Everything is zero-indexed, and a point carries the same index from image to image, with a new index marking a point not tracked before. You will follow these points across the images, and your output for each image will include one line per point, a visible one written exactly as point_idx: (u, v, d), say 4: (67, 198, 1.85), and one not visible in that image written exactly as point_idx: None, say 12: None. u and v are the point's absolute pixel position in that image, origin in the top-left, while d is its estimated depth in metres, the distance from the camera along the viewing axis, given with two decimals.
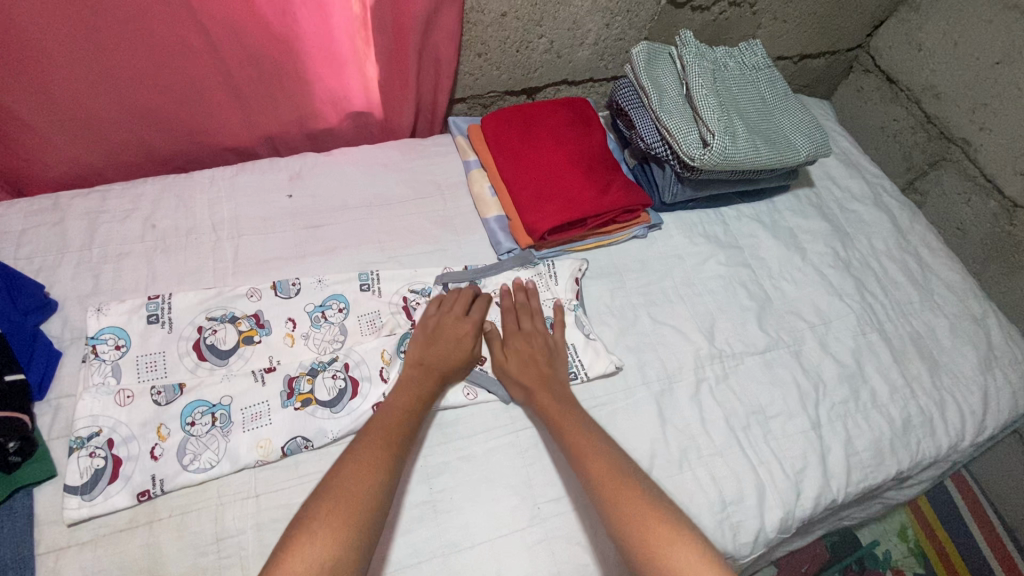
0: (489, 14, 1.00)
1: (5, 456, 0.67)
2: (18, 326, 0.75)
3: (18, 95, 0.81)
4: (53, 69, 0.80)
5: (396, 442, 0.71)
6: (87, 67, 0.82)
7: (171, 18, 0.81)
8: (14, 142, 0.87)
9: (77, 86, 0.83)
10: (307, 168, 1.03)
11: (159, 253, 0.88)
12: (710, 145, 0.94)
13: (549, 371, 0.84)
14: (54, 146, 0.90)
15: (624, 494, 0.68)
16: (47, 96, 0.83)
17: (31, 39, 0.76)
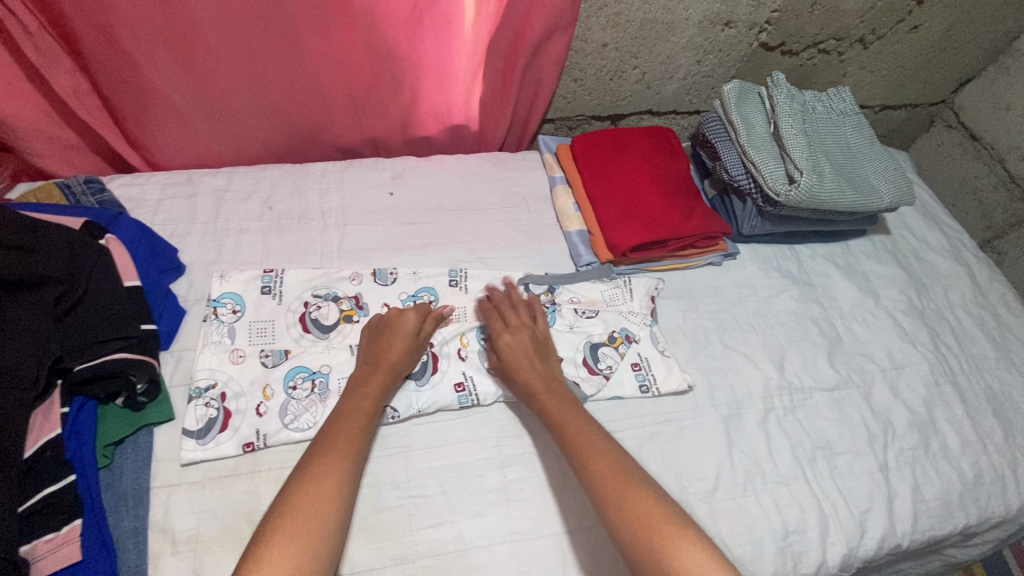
0: (592, 44, 1.08)
1: (134, 396, 0.75)
2: (155, 283, 0.85)
3: (178, 82, 0.91)
4: (210, 62, 0.90)
5: (359, 442, 0.73)
6: (237, 63, 0.91)
7: (317, 25, 0.90)
8: (162, 124, 0.97)
9: (223, 79, 0.93)
10: (407, 170, 1.11)
11: (275, 233, 0.97)
12: (797, 182, 0.97)
13: (544, 362, 0.86)
14: (193, 131, 0.99)
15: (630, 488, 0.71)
16: (197, 84, 0.92)
17: (199, 32, 0.86)
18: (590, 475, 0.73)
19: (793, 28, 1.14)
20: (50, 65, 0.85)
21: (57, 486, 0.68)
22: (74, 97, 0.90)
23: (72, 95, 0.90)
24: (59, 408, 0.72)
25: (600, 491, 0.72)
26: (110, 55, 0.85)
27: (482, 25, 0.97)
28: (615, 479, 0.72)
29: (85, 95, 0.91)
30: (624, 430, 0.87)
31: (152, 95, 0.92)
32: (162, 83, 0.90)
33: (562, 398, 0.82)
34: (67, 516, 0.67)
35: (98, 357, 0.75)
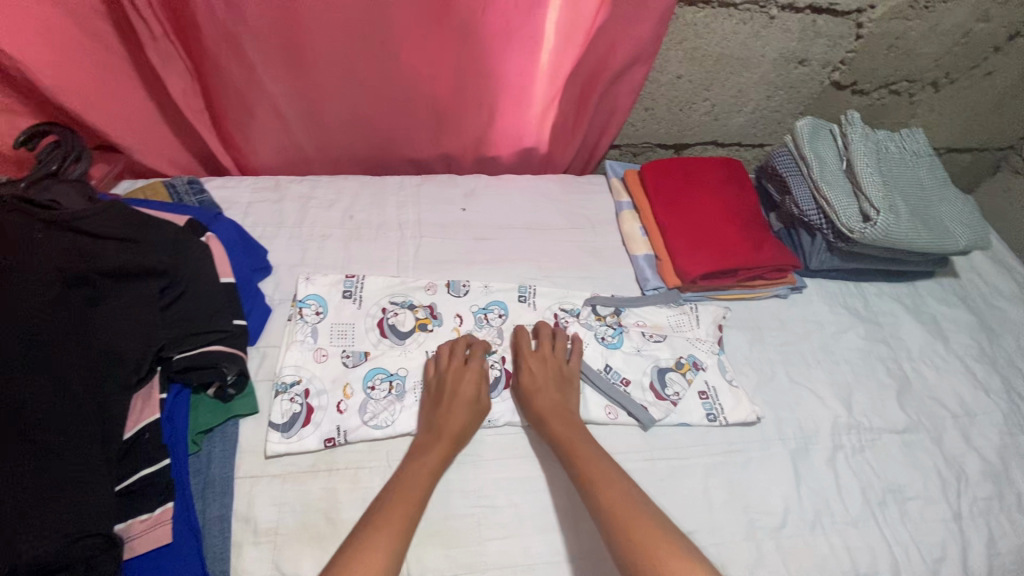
0: (667, 75, 1.11)
1: (225, 387, 0.79)
2: (247, 282, 0.90)
3: (281, 90, 0.97)
4: (315, 73, 0.96)
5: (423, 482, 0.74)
6: (337, 76, 0.97)
7: (416, 41, 0.95)
8: (260, 128, 1.02)
9: (322, 89, 0.99)
10: (479, 188, 1.15)
11: (355, 241, 1.01)
12: (873, 220, 0.98)
13: (562, 399, 0.85)
14: (285, 136, 1.05)
15: (640, 520, 0.69)
16: (298, 90, 0.98)
17: (311, 43, 0.92)
18: (597, 507, 0.72)
19: (867, 68, 1.15)
20: (166, 68, 0.90)
21: (152, 470, 0.71)
22: (182, 98, 0.95)
23: (182, 98, 0.95)
24: (157, 394, 0.77)
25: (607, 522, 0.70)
26: (226, 61, 0.90)
27: (565, 54, 1.02)
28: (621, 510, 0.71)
29: (193, 96, 0.97)
30: (691, 457, 0.87)
31: (255, 99, 0.97)
32: (270, 87, 0.96)
33: (574, 434, 0.80)
34: (160, 499, 0.70)
35: (194, 348, 0.79)
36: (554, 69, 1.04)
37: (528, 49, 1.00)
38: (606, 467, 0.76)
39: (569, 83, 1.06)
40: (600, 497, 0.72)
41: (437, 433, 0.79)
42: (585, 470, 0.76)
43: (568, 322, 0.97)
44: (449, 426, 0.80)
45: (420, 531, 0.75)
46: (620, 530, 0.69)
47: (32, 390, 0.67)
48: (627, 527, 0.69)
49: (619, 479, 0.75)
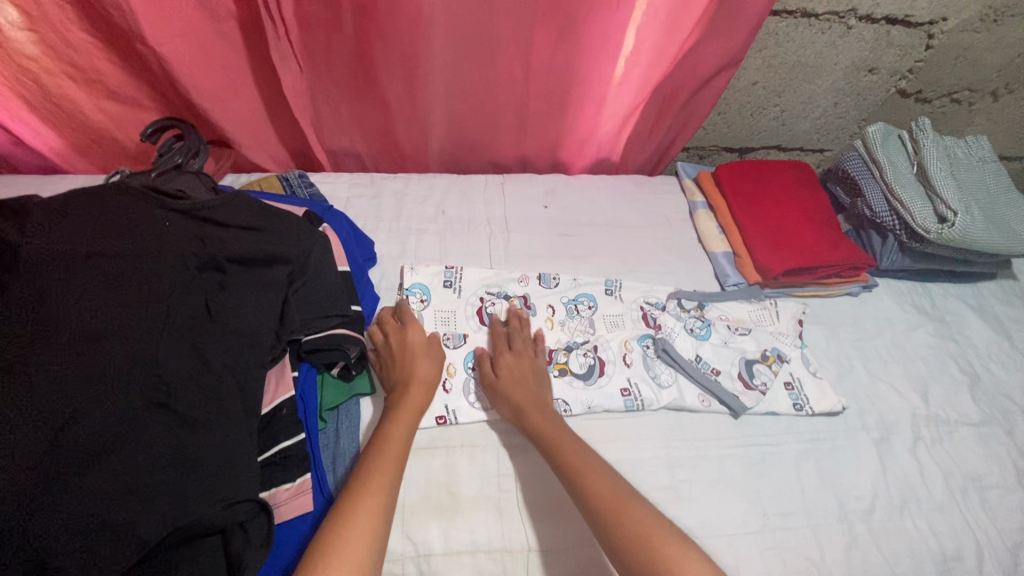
0: (743, 81, 1.16)
1: (348, 368, 0.84)
2: (359, 270, 0.95)
3: (394, 87, 1.03)
4: (424, 71, 1.01)
5: (395, 449, 0.72)
6: (443, 75, 1.03)
7: (518, 48, 1.00)
8: (367, 118, 1.09)
9: (427, 88, 1.04)
10: (559, 186, 1.20)
11: (450, 234, 1.07)
12: (950, 222, 1.02)
13: (539, 397, 0.85)
14: (386, 129, 1.11)
15: (626, 503, 0.69)
16: (407, 87, 1.03)
17: (424, 45, 0.97)
18: (586, 499, 0.71)
19: (932, 77, 1.20)
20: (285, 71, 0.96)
21: (291, 441, 0.76)
22: (293, 100, 1.00)
23: (293, 99, 0.99)
24: (290, 371, 0.81)
25: (599, 515, 0.69)
26: (343, 48, 0.96)
27: (657, 63, 1.06)
28: (609, 493, 0.70)
29: (301, 97, 1.01)
30: (781, 444, 0.91)
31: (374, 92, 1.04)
32: (386, 85, 1.02)
33: (552, 425, 0.80)
34: (300, 469, 0.75)
35: (318, 331, 0.84)
36: (643, 78, 1.08)
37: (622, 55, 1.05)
38: (591, 461, 0.75)
39: (655, 89, 1.10)
40: (585, 487, 0.72)
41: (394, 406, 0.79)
42: (568, 461, 0.75)
43: (655, 314, 1.01)
44: (401, 401, 0.80)
45: (537, 506, 0.79)
46: (608, 515, 0.68)
47: (183, 367, 0.70)
48: (618, 514, 0.68)
49: (597, 465, 0.75)
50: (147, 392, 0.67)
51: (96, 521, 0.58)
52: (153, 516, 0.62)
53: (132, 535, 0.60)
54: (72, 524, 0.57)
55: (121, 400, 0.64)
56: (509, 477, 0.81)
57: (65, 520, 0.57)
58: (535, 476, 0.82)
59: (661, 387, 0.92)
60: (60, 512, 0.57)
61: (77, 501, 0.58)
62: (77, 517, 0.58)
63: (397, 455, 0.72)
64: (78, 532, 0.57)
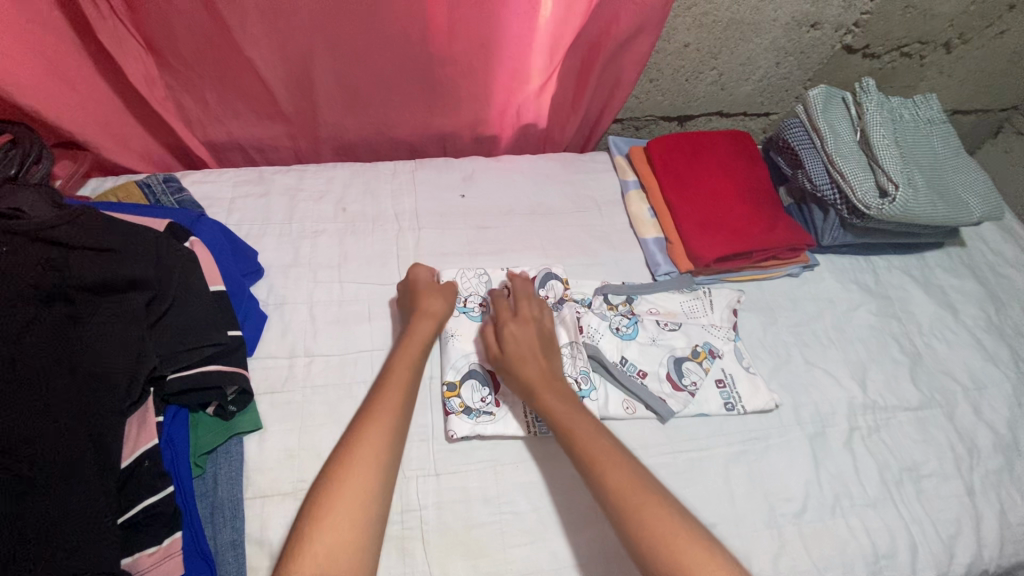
0: (673, 44, 1.04)
1: (225, 405, 0.74)
2: (239, 287, 0.84)
3: (268, 60, 0.90)
4: (299, 33, 0.88)
5: (371, 461, 0.65)
6: (323, 43, 0.90)
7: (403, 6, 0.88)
8: (245, 99, 0.96)
9: (309, 57, 0.92)
10: (477, 171, 1.08)
11: (350, 235, 0.95)
12: (891, 196, 0.95)
13: (550, 368, 0.80)
14: (271, 109, 0.99)
15: (652, 515, 0.63)
16: (281, 54, 0.90)
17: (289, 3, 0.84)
18: (610, 493, 0.66)
19: (881, 30, 1.09)
20: (122, 52, 0.84)
21: (156, 498, 0.67)
22: (145, 84, 0.89)
23: (144, 84, 0.88)
24: (153, 417, 0.71)
25: (621, 508, 0.65)
26: (186, 22, 0.84)
27: (566, 25, 0.96)
28: (642, 505, 0.64)
29: (155, 81, 0.90)
30: (710, 448, 0.85)
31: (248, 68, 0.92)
32: (264, 59, 0.90)
33: (568, 408, 0.75)
34: (168, 529, 0.66)
35: (187, 368, 0.74)
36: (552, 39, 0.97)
37: (526, 17, 0.93)
38: (613, 448, 0.70)
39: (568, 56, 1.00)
40: (609, 480, 0.67)
41: (383, 400, 0.71)
42: (589, 449, 0.70)
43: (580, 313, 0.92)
44: (386, 395, 0.71)
45: (444, 540, 0.73)
46: (647, 535, 0.62)
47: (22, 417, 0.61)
48: (640, 511, 0.64)
49: (631, 472, 0.68)
50: None
51: None
52: None
53: None
54: None
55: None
56: (413, 513, 0.74)
57: None
58: (442, 508, 0.75)
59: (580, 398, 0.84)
60: None
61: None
62: None
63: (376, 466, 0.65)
64: None
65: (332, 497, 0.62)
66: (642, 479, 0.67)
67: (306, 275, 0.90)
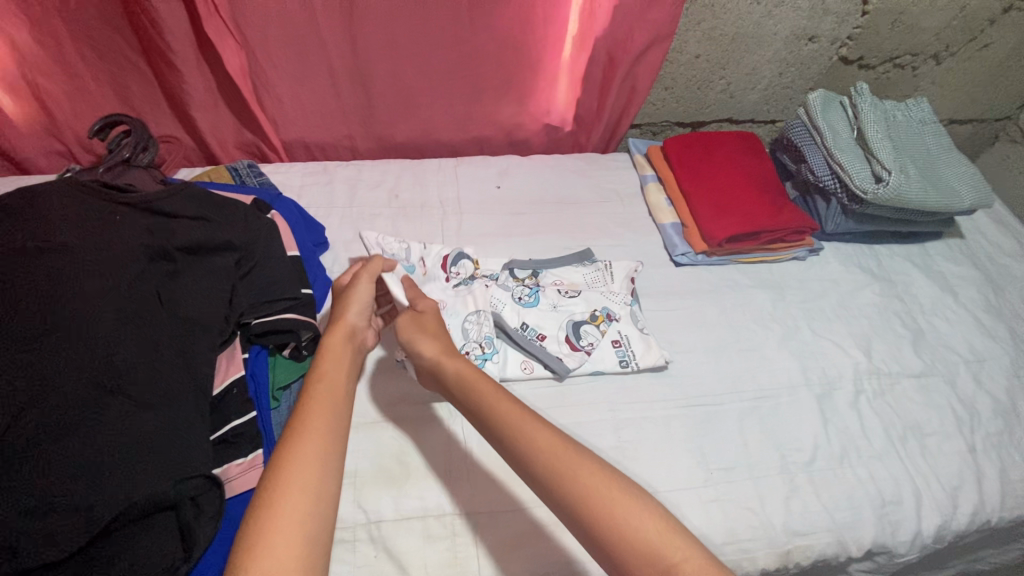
0: (685, 55, 1.18)
1: (299, 348, 0.86)
2: (309, 255, 0.97)
3: (341, 57, 1.08)
4: (367, 36, 1.06)
5: (307, 506, 0.55)
6: (386, 46, 1.07)
7: (455, 12, 1.05)
8: (317, 99, 1.13)
9: (373, 59, 1.09)
10: (511, 167, 1.22)
11: (401, 217, 1.09)
12: (885, 182, 1.05)
13: (443, 346, 0.76)
14: (336, 106, 1.15)
15: (578, 463, 0.60)
16: (351, 50, 1.07)
17: (362, 10, 1.02)
18: (530, 461, 0.62)
19: (873, 43, 1.22)
20: (223, 47, 1.01)
21: (243, 419, 0.78)
22: (240, 77, 1.06)
23: (239, 76, 1.05)
24: (240, 355, 0.83)
25: (550, 476, 0.60)
26: (278, 25, 1.02)
27: (593, 22, 1.09)
28: (575, 460, 0.61)
29: (248, 75, 1.07)
30: (725, 402, 0.94)
31: (320, 68, 1.09)
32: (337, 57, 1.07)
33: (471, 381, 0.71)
34: (253, 445, 0.77)
35: (268, 316, 0.86)
36: (581, 39, 1.12)
37: (557, 20, 1.09)
38: (522, 414, 0.65)
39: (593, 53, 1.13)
40: (529, 446, 0.62)
41: (302, 426, 0.62)
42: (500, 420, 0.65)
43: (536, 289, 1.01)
44: (305, 425, 0.62)
45: (489, 470, 0.82)
46: (581, 500, 0.58)
47: (139, 343, 0.74)
48: (571, 478, 0.59)
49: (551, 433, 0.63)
50: (105, 375, 0.69)
51: (73, 498, 0.62)
52: (115, 492, 0.64)
53: (94, 508, 0.62)
54: (47, 499, 0.61)
55: (21, 429, 0.63)
56: (459, 446, 0.84)
57: (39, 497, 0.61)
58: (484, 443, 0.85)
59: (484, 360, 0.89)
60: (33, 490, 0.61)
61: (39, 486, 0.61)
62: (53, 495, 0.61)
63: (314, 509, 0.55)
64: (51, 507, 0.61)
65: (263, 530, 0.52)
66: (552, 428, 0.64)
67: (364, 249, 1.03)
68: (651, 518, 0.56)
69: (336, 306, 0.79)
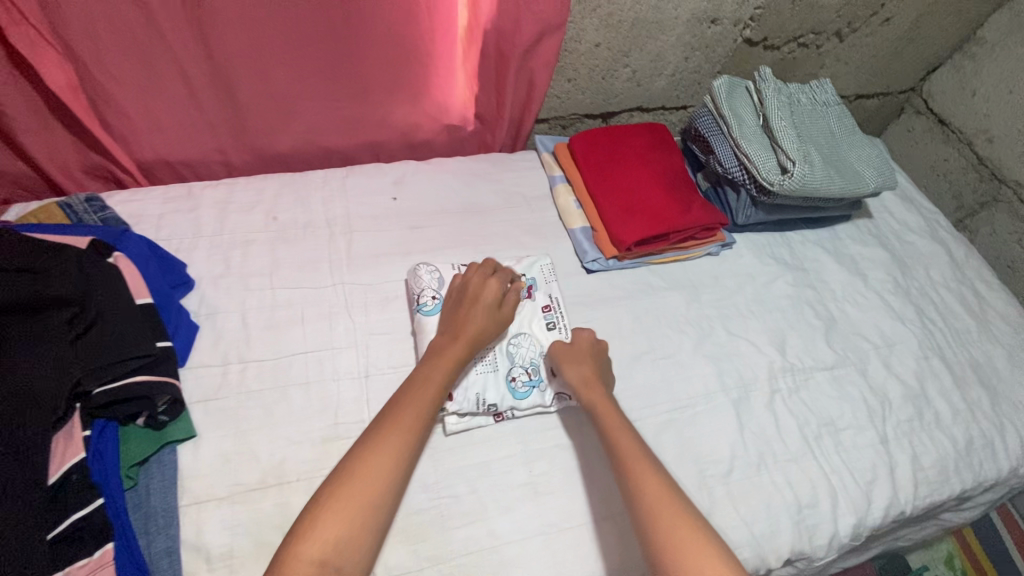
0: (585, 44, 1.10)
1: (156, 415, 0.74)
2: (168, 300, 0.85)
3: (193, 66, 0.94)
4: (223, 42, 0.91)
5: (389, 468, 0.67)
6: (247, 51, 0.94)
7: (323, 9, 0.92)
8: (170, 112, 0.98)
9: (233, 66, 0.95)
10: (408, 174, 1.12)
11: (281, 243, 0.97)
12: (790, 172, 1.02)
13: (596, 374, 0.84)
14: (197, 120, 1.01)
15: (648, 477, 0.71)
16: (207, 58, 0.93)
17: (211, 12, 0.87)
18: (637, 498, 0.70)
19: (775, 23, 1.18)
20: (42, 60, 0.84)
21: (85, 511, 0.66)
22: (69, 93, 0.90)
23: (67, 92, 0.89)
24: (81, 432, 0.70)
25: (651, 516, 0.68)
26: (112, 35, 0.86)
27: (479, 11, 1.00)
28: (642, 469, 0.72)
29: (79, 90, 0.91)
30: (641, 419, 0.90)
31: (170, 77, 0.94)
32: (188, 64, 0.93)
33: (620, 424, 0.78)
34: (99, 540, 0.66)
35: (115, 380, 0.73)
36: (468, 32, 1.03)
37: (440, 12, 0.98)
38: (647, 459, 0.73)
39: (483, 46, 1.04)
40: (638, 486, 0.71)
41: (398, 416, 0.71)
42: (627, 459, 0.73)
43: None
44: (402, 413, 0.72)
45: None
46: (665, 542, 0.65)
47: None
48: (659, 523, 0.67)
49: (664, 480, 0.71)
50: None
51: None
52: None
53: None
54: None
55: None
56: None
57: None
58: None
59: (533, 385, 0.86)
60: None
61: None
62: None
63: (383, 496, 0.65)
64: None
65: (336, 502, 0.63)
66: (642, 446, 0.76)
67: (236, 284, 0.92)
68: (692, 537, 0.65)
69: (471, 304, 0.85)
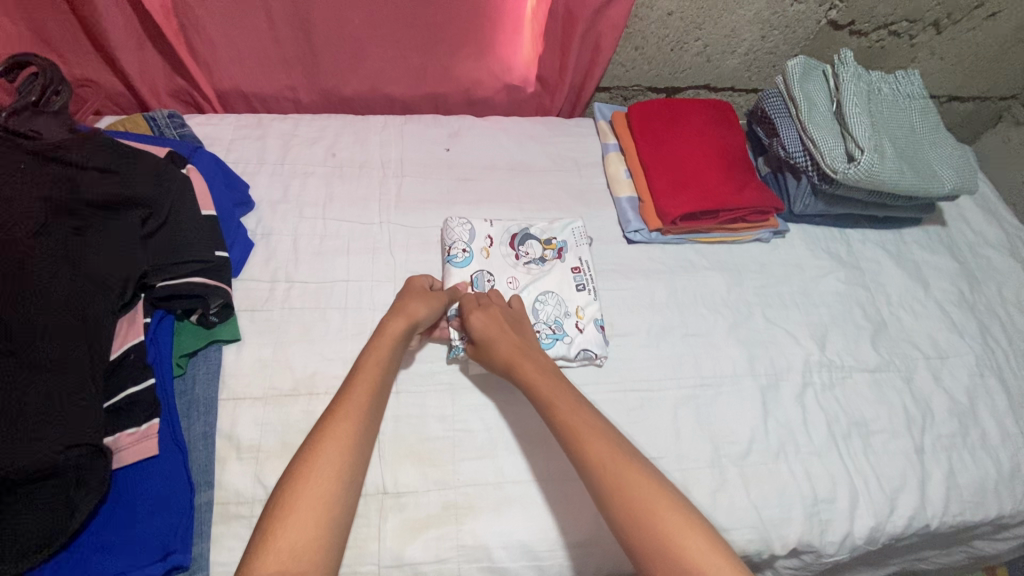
0: (657, 11, 1.08)
1: (208, 315, 0.81)
2: (229, 215, 0.91)
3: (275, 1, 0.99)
4: None
5: (335, 471, 0.63)
6: None
7: None
8: (251, 44, 1.05)
9: (310, 4, 1.00)
10: (464, 128, 1.14)
11: (337, 178, 1.02)
12: (858, 161, 0.97)
13: (523, 340, 0.80)
14: (274, 55, 1.07)
15: (596, 442, 0.67)
16: None
17: None
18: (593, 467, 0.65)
19: (865, 6, 1.11)
20: None
21: (138, 388, 0.73)
22: (163, 15, 0.97)
23: (160, 14, 0.97)
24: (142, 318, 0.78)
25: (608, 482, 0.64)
26: None
27: None
28: (597, 448, 0.66)
29: (171, 13, 0.98)
30: (662, 389, 0.89)
31: (253, 10, 1.00)
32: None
33: (552, 387, 0.73)
34: (146, 415, 0.73)
35: (176, 278, 0.80)
36: None
37: None
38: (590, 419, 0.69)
39: (552, 4, 1.04)
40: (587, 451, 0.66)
41: (330, 422, 0.67)
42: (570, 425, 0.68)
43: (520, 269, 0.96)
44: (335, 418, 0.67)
45: (397, 448, 0.78)
46: (639, 509, 0.62)
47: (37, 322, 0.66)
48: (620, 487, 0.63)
49: (612, 440, 0.68)
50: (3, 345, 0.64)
51: None
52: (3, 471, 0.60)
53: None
54: None
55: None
56: None
57: None
58: (398, 422, 0.80)
59: (557, 339, 0.88)
60: None
61: None
62: None
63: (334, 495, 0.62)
64: None
65: (282, 519, 0.59)
66: (585, 408, 0.71)
67: (292, 211, 0.98)
68: (654, 492, 0.63)
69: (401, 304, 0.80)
